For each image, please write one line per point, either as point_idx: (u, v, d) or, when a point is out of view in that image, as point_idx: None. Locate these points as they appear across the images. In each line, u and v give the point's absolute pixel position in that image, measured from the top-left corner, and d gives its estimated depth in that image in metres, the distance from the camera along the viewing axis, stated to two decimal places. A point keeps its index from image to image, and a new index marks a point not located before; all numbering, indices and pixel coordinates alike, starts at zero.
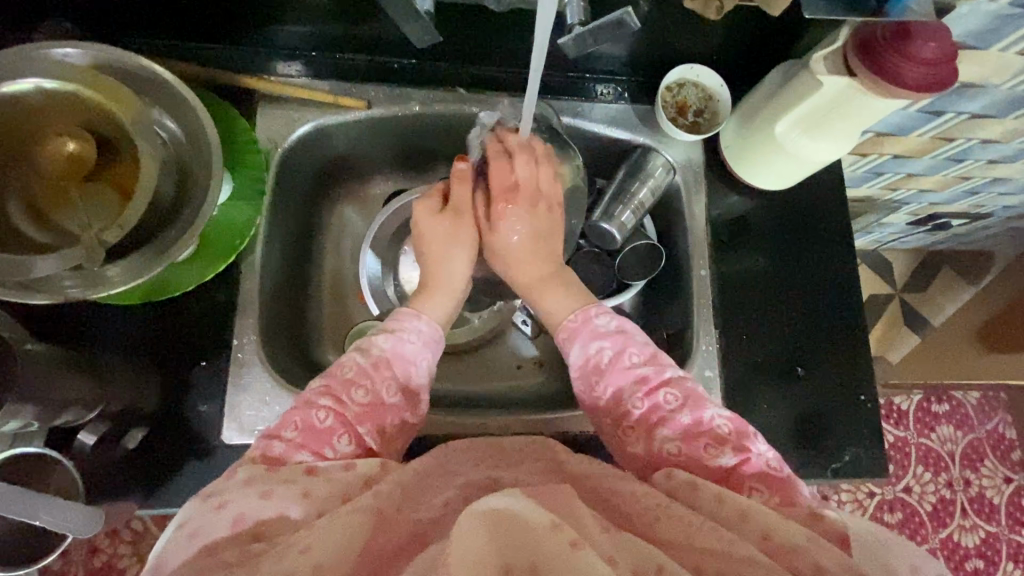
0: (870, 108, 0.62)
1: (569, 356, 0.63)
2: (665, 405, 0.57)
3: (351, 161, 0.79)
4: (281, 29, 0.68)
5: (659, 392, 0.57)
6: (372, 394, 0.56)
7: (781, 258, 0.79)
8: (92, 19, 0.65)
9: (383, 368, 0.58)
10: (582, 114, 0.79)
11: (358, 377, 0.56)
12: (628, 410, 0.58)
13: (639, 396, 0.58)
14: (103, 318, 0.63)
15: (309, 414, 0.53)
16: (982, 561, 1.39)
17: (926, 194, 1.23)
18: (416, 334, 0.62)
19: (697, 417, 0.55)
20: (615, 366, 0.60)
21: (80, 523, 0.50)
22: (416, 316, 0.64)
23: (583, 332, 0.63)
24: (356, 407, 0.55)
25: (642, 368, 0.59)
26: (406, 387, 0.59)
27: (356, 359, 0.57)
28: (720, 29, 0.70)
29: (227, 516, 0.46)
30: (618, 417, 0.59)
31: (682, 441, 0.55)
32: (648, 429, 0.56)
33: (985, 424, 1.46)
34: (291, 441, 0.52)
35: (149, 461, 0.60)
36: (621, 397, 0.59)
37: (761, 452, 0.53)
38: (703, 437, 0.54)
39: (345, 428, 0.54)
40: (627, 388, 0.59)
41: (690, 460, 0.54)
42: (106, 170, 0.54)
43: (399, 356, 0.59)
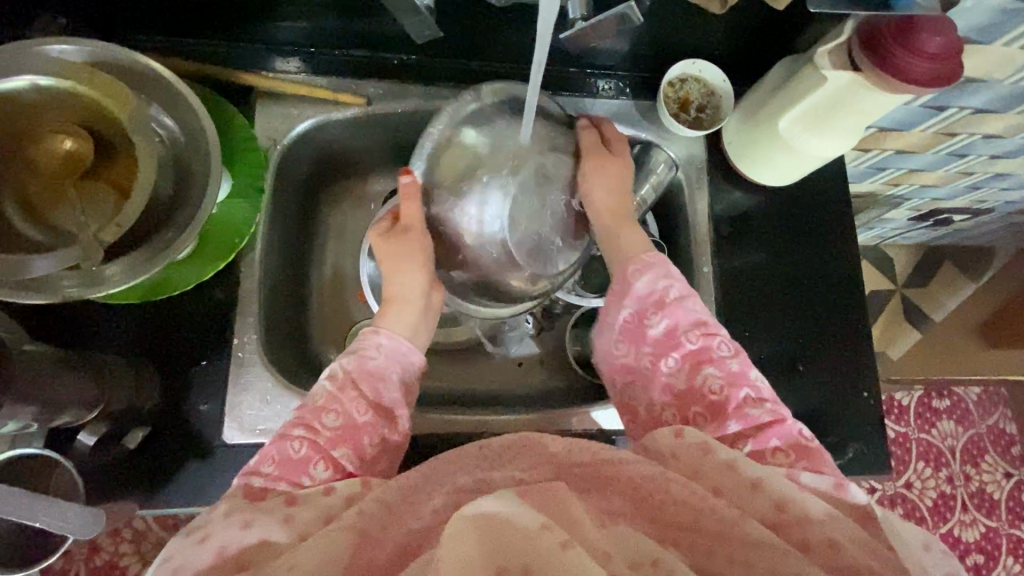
0: (873, 103, 0.62)
1: (633, 282, 0.63)
2: (717, 350, 0.57)
3: (351, 157, 0.78)
4: (280, 25, 0.67)
5: (714, 339, 0.58)
6: (344, 416, 0.56)
7: (784, 254, 0.78)
8: (90, 16, 0.64)
9: (352, 387, 0.58)
10: (583, 111, 0.79)
11: (329, 403, 0.56)
12: (681, 343, 0.58)
13: (696, 335, 0.58)
14: (102, 317, 0.62)
15: (285, 448, 0.53)
16: (982, 555, 1.39)
17: (928, 190, 1.23)
18: (377, 348, 0.62)
19: (745, 370, 0.56)
20: (679, 304, 0.60)
21: (81, 524, 0.49)
22: (376, 332, 0.64)
23: (656, 266, 0.63)
24: (329, 432, 0.54)
25: (704, 315, 0.60)
26: (378, 404, 0.58)
27: (324, 386, 0.57)
28: (722, 23, 0.69)
29: (211, 547, 0.45)
30: (666, 347, 0.59)
31: (725, 383, 0.56)
32: (697, 366, 0.57)
33: (986, 420, 1.46)
34: (270, 475, 0.51)
35: (150, 460, 0.59)
36: (677, 333, 0.59)
37: (795, 420, 0.54)
38: (746, 391, 0.55)
39: (320, 455, 0.53)
40: (683, 326, 0.59)
41: (726, 403, 0.55)
42: (104, 168, 0.53)
43: (365, 373, 0.59)
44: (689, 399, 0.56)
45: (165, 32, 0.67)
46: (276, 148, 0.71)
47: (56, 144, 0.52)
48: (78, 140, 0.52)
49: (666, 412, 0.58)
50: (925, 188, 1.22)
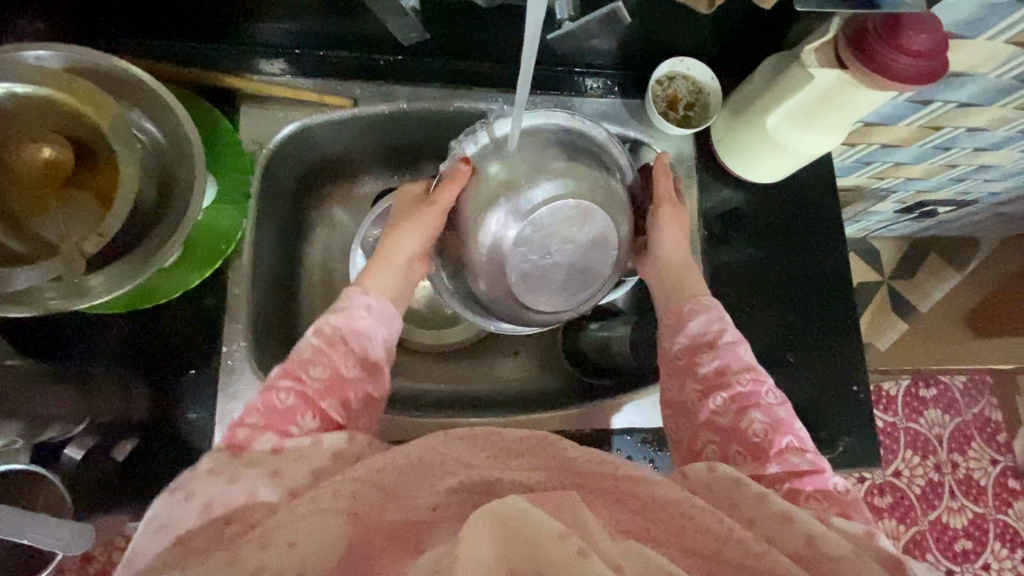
0: (860, 100, 0.62)
1: (689, 320, 0.62)
2: (767, 395, 0.55)
3: (339, 160, 0.78)
4: (264, 26, 0.66)
5: (763, 383, 0.56)
6: (332, 369, 0.55)
7: (774, 250, 0.79)
8: (68, 20, 0.63)
9: (339, 344, 0.57)
10: (571, 110, 0.78)
11: (316, 357, 0.55)
12: (728, 385, 0.56)
13: (745, 377, 0.56)
14: (88, 329, 0.61)
15: (271, 396, 0.52)
16: (970, 541, 1.42)
17: (913, 182, 1.24)
18: (367, 309, 0.61)
19: (795, 418, 0.54)
20: (730, 346, 0.58)
21: (69, 539, 0.48)
22: (364, 293, 0.63)
23: (713, 307, 0.62)
24: (317, 384, 0.54)
25: (756, 359, 0.58)
26: (366, 360, 0.58)
27: (311, 341, 0.56)
28: (710, 21, 0.69)
29: (197, 502, 0.45)
30: (711, 388, 0.57)
31: (768, 430, 0.53)
32: (741, 409, 0.55)
33: (972, 408, 1.48)
34: (255, 425, 0.50)
35: (139, 472, 0.58)
36: (724, 375, 0.57)
37: (834, 473, 0.52)
38: (790, 437, 0.53)
39: (309, 405, 0.52)
40: (735, 367, 0.57)
41: (768, 448, 0.53)
42: (87, 176, 0.52)
43: (353, 330, 0.59)
44: (728, 439, 0.54)
45: (146, 36, 0.66)
46: (261, 152, 0.70)
47: (35, 152, 0.51)
48: (59, 148, 0.51)
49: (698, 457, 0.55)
50: (911, 181, 1.23)
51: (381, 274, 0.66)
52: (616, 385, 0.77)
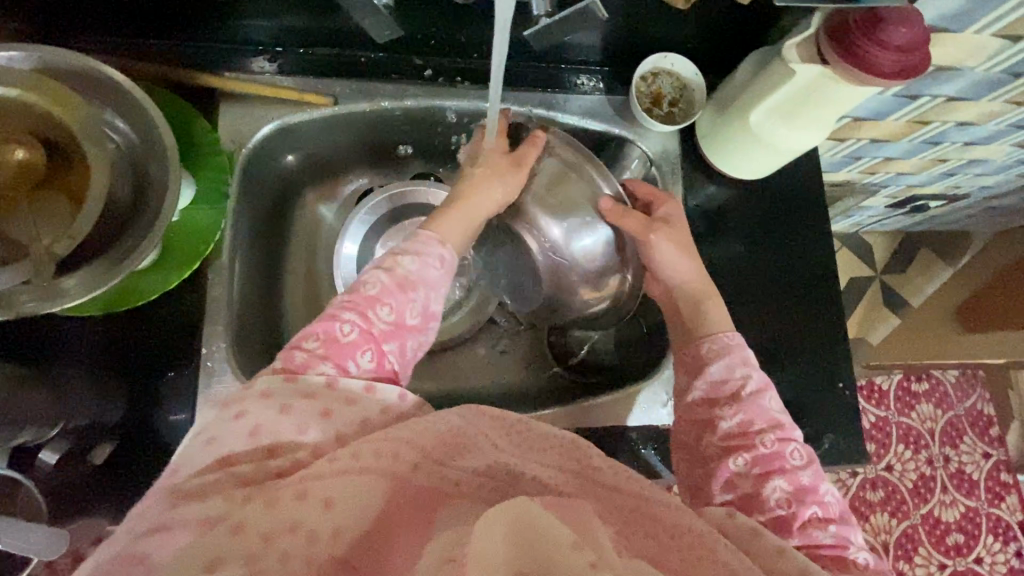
0: (843, 96, 0.61)
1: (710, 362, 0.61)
2: (791, 459, 0.55)
3: (321, 159, 0.77)
4: (242, 24, 0.65)
5: (789, 444, 0.56)
6: (397, 313, 0.54)
7: (759, 247, 0.78)
8: (41, 18, 0.62)
9: (404, 290, 0.55)
10: (555, 106, 0.78)
11: (382, 295, 0.54)
12: (753, 446, 0.56)
13: (771, 439, 0.56)
14: (58, 330, 0.60)
15: (332, 326, 0.52)
16: (962, 534, 1.42)
17: (903, 177, 1.24)
18: (440, 260, 0.59)
19: (819, 482, 0.55)
20: (753, 401, 0.58)
21: (45, 544, 0.47)
22: (439, 243, 0.60)
23: (737, 352, 0.61)
24: (382, 325, 0.53)
25: (780, 416, 0.58)
26: (424, 312, 0.56)
27: (379, 277, 0.55)
28: (693, 16, 0.69)
29: (245, 428, 0.45)
30: (733, 445, 0.56)
31: (792, 500, 0.53)
32: (764, 475, 0.55)
33: (964, 402, 1.49)
34: (313, 352, 0.50)
35: (115, 476, 0.58)
36: (746, 434, 0.57)
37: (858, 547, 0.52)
38: (814, 505, 0.54)
39: (369, 344, 0.52)
40: (759, 425, 0.57)
41: (793, 518, 0.53)
42: (57, 177, 0.51)
43: (422, 279, 0.57)
44: (751, 506, 0.54)
45: (122, 33, 0.65)
46: (240, 151, 0.69)
47: (7, 154, 0.50)
48: (30, 149, 0.50)
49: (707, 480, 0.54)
50: (902, 175, 1.23)
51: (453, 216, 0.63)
52: (601, 387, 0.77)
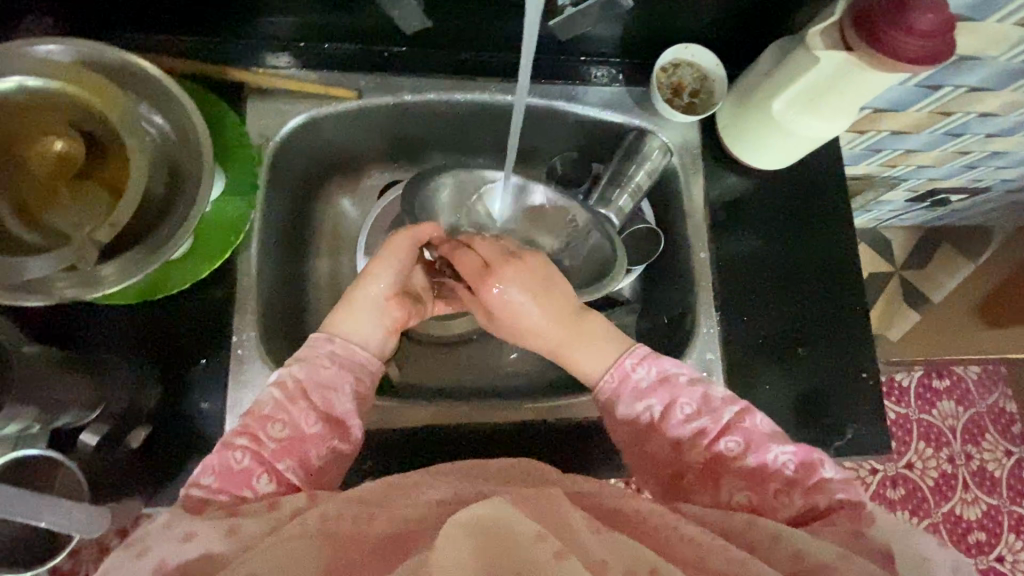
0: (863, 84, 0.61)
1: (619, 407, 0.61)
2: (727, 453, 0.57)
3: (344, 152, 0.78)
4: (267, 19, 0.67)
5: (719, 440, 0.58)
6: (293, 426, 0.55)
7: (780, 238, 0.78)
8: (76, 13, 0.63)
9: (301, 399, 0.57)
10: (575, 99, 0.78)
11: (276, 412, 0.56)
12: (691, 462, 0.58)
13: (700, 449, 0.58)
14: (94, 318, 0.62)
15: (227, 457, 0.53)
16: (984, 533, 1.40)
17: (924, 170, 1.23)
18: (331, 357, 0.60)
19: (762, 460, 0.56)
20: (668, 422, 0.59)
21: (84, 523, 0.47)
22: (329, 340, 0.62)
23: (632, 382, 0.61)
24: (274, 445, 0.54)
25: (698, 421, 0.59)
26: (329, 414, 0.57)
27: (272, 394, 0.56)
28: (714, 6, 0.69)
29: (149, 560, 0.47)
30: (681, 469, 0.59)
31: (751, 489, 0.56)
32: (715, 477, 0.57)
33: (986, 399, 1.47)
34: (211, 487, 0.51)
35: (148, 463, 0.59)
36: (681, 449, 0.59)
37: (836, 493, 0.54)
38: (773, 482, 0.56)
39: (265, 467, 0.53)
40: (686, 439, 0.59)
41: (761, 505, 0.55)
42: (96, 168, 0.53)
43: (315, 383, 0.58)
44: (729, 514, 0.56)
45: (153, 29, 0.67)
46: (267, 145, 0.70)
47: (46, 144, 0.52)
48: (71, 141, 0.52)
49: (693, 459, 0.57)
50: (922, 168, 1.22)
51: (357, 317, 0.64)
52: None
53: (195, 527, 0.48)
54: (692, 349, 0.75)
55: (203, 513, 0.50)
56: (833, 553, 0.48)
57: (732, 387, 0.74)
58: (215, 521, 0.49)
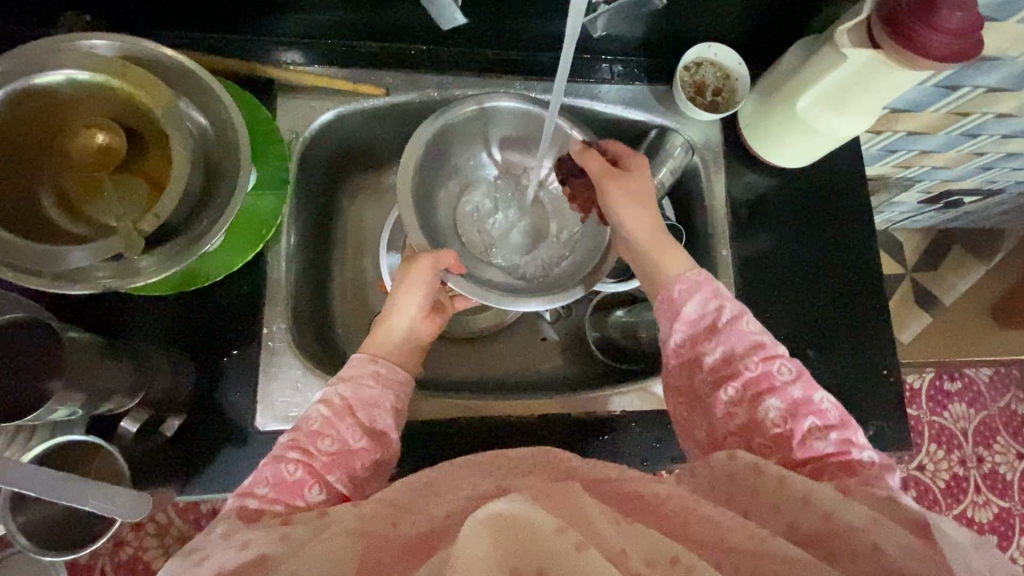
0: (890, 83, 0.62)
1: (684, 303, 0.60)
2: (779, 375, 0.55)
3: (369, 149, 0.80)
4: (299, 17, 0.68)
5: (774, 361, 0.55)
6: (340, 441, 0.55)
7: (801, 236, 0.79)
8: (112, 10, 0.64)
9: (348, 416, 0.57)
10: (597, 97, 0.79)
11: (325, 427, 0.55)
12: (739, 372, 0.55)
13: (753, 360, 0.55)
14: (129, 307, 0.63)
15: (279, 470, 0.52)
16: (995, 536, 1.40)
17: (939, 171, 1.23)
18: (376, 377, 0.61)
19: (810, 394, 0.54)
20: (731, 329, 0.57)
21: (129, 506, 0.48)
22: (370, 359, 0.62)
23: (706, 286, 0.60)
24: (325, 456, 0.53)
25: (760, 336, 0.57)
26: (373, 430, 0.57)
27: (320, 410, 0.56)
28: (739, 6, 0.70)
29: (207, 569, 0.46)
30: (723, 375, 0.56)
31: (789, 414, 0.53)
32: (759, 392, 0.54)
33: (998, 402, 1.46)
34: (265, 498, 0.50)
35: (184, 450, 0.60)
36: (733, 356, 0.56)
37: (864, 447, 0.52)
38: (811, 417, 0.53)
39: (316, 479, 0.52)
40: (741, 350, 0.56)
41: (792, 436, 0.53)
42: (137, 161, 0.54)
43: (361, 401, 0.58)
44: (753, 432, 0.54)
45: (187, 26, 0.68)
46: (297, 140, 0.72)
47: (86, 137, 0.53)
48: (111, 134, 0.53)
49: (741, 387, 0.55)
50: (937, 169, 1.22)
51: (384, 334, 0.65)
52: (637, 373, 0.78)
53: (249, 536, 0.47)
54: None
55: (259, 522, 0.49)
56: (864, 516, 0.46)
57: None
58: (270, 529, 0.48)
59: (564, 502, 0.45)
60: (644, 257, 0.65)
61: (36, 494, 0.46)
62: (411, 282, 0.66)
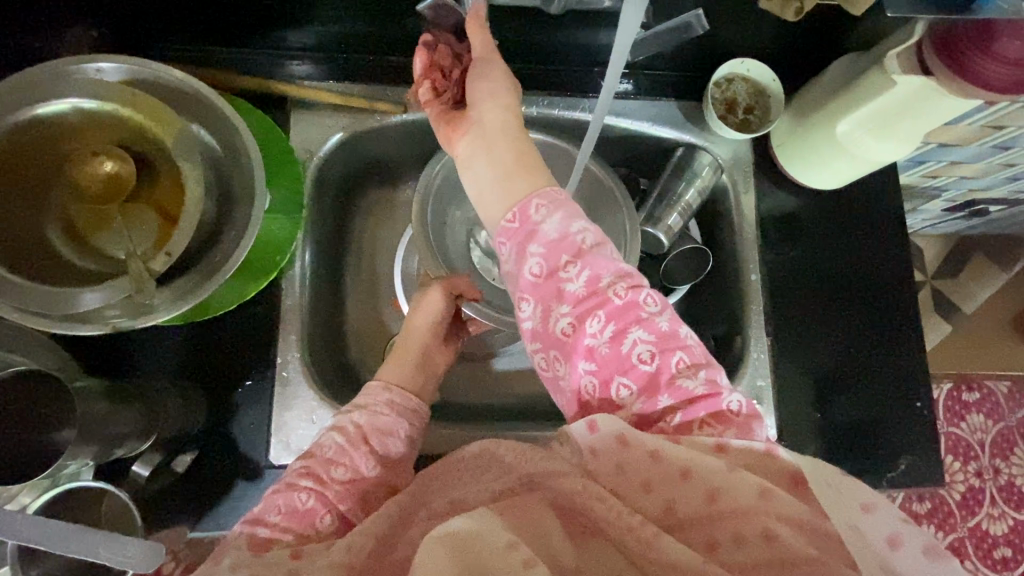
0: (939, 109, 0.58)
1: (542, 221, 0.49)
2: (645, 305, 0.47)
3: (386, 166, 0.77)
4: (311, 31, 0.65)
5: (640, 290, 0.47)
6: (354, 470, 0.51)
7: (831, 260, 0.76)
8: (121, 26, 0.62)
9: (362, 443, 0.53)
10: (622, 113, 0.76)
11: (338, 455, 0.52)
12: (603, 301, 0.47)
13: (619, 287, 0.47)
14: (142, 340, 0.61)
15: (292, 498, 0.49)
16: (1011, 549, 1.36)
17: (966, 181, 1.18)
18: (389, 405, 0.57)
19: (676, 326, 0.47)
20: (596, 255, 0.48)
21: (141, 557, 0.46)
22: (386, 387, 0.59)
23: (570, 205, 0.50)
24: (338, 485, 0.50)
25: (625, 265, 0.49)
26: (387, 458, 0.54)
27: (334, 438, 0.53)
28: (771, 23, 0.66)
29: None
30: (584, 307, 0.47)
31: (655, 347, 0.46)
32: (623, 322, 0.46)
33: (1017, 413, 1.42)
34: (276, 526, 0.47)
35: (198, 486, 0.59)
36: (597, 283, 0.47)
37: (730, 390, 0.45)
38: (678, 353, 0.46)
39: (327, 508, 0.49)
40: (606, 278, 0.47)
41: (657, 375, 0.45)
42: (147, 191, 0.51)
43: (376, 429, 0.55)
44: (612, 371, 0.46)
45: (196, 41, 0.65)
46: (312, 160, 0.70)
47: (94, 165, 0.50)
48: (118, 162, 0.50)
49: (602, 320, 0.46)
50: (964, 179, 1.18)
51: (396, 358, 0.62)
52: None
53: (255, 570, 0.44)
54: (743, 374, 0.74)
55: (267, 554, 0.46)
56: (752, 492, 0.40)
57: (781, 412, 0.73)
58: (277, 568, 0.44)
59: (594, 561, 0.42)
60: (508, 166, 0.52)
61: (41, 546, 0.44)
62: (425, 308, 0.64)
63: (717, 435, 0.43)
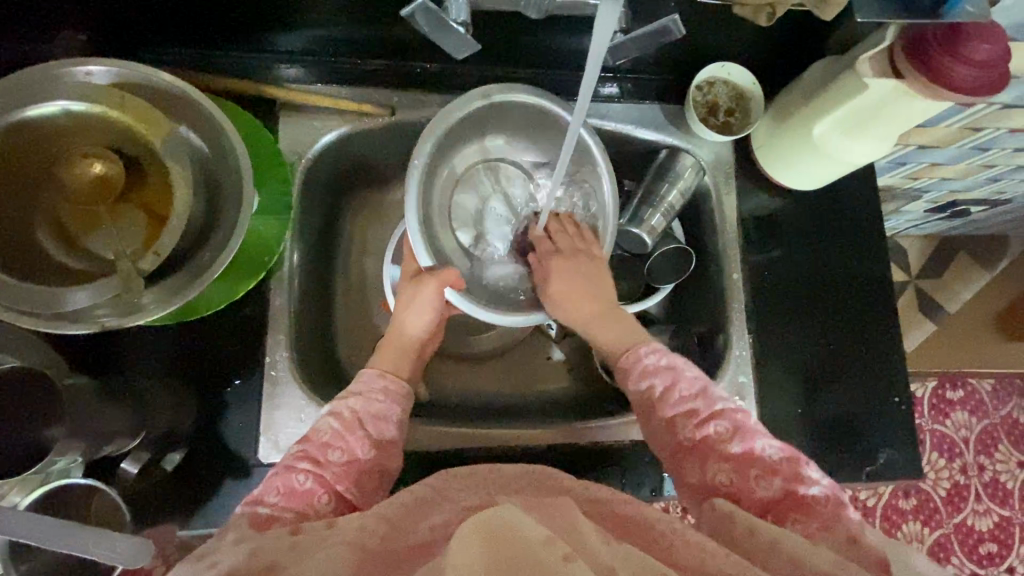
0: (912, 110, 0.60)
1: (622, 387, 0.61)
2: (715, 436, 0.54)
3: (374, 167, 0.78)
4: (301, 35, 0.66)
5: (709, 423, 0.55)
6: (350, 453, 0.53)
7: (812, 259, 0.77)
8: (112, 32, 0.63)
9: (357, 428, 0.54)
10: (607, 116, 0.78)
11: (335, 439, 0.53)
12: (682, 441, 0.56)
13: (691, 427, 0.55)
14: (130, 340, 0.61)
15: (289, 480, 0.50)
16: (996, 544, 1.38)
17: (947, 182, 1.20)
18: (384, 392, 0.58)
19: (748, 447, 0.53)
20: (666, 402, 0.57)
21: (129, 553, 0.47)
22: (381, 374, 0.60)
23: (635, 364, 0.61)
24: (335, 467, 0.52)
25: (694, 401, 0.57)
26: (381, 441, 0.55)
27: (330, 422, 0.54)
28: (750, 29, 0.68)
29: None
30: (673, 447, 0.56)
31: (733, 471, 0.52)
32: (701, 457, 0.54)
33: (1000, 410, 1.45)
34: (275, 507, 0.49)
35: (187, 484, 0.59)
36: (675, 426, 0.56)
37: (811, 486, 0.50)
38: (755, 469, 0.52)
39: (325, 488, 0.51)
40: (679, 421, 0.56)
41: (740, 491, 0.51)
42: (136, 191, 0.52)
43: (371, 415, 0.56)
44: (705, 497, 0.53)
45: (185, 44, 0.66)
46: (301, 161, 0.71)
47: (84, 168, 0.51)
48: (107, 163, 0.51)
49: (682, 456, 0.55)
50: (945, 181, 1.20)
51: (389, 352, 0.65)
52: None
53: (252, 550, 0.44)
54: (726, 372, 0.75)
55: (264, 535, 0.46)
56: None
57: (764, 408, 0.75)
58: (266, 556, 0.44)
59: None
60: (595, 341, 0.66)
61: (33, 542, 0.45)
62: (419, 301, 0.66)
63: (806, 528, 0.48)
